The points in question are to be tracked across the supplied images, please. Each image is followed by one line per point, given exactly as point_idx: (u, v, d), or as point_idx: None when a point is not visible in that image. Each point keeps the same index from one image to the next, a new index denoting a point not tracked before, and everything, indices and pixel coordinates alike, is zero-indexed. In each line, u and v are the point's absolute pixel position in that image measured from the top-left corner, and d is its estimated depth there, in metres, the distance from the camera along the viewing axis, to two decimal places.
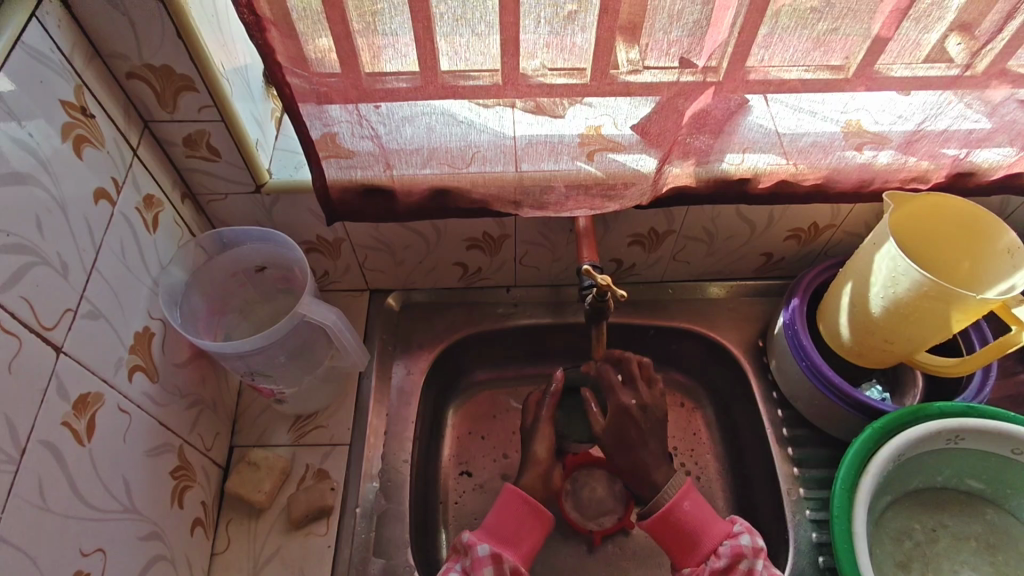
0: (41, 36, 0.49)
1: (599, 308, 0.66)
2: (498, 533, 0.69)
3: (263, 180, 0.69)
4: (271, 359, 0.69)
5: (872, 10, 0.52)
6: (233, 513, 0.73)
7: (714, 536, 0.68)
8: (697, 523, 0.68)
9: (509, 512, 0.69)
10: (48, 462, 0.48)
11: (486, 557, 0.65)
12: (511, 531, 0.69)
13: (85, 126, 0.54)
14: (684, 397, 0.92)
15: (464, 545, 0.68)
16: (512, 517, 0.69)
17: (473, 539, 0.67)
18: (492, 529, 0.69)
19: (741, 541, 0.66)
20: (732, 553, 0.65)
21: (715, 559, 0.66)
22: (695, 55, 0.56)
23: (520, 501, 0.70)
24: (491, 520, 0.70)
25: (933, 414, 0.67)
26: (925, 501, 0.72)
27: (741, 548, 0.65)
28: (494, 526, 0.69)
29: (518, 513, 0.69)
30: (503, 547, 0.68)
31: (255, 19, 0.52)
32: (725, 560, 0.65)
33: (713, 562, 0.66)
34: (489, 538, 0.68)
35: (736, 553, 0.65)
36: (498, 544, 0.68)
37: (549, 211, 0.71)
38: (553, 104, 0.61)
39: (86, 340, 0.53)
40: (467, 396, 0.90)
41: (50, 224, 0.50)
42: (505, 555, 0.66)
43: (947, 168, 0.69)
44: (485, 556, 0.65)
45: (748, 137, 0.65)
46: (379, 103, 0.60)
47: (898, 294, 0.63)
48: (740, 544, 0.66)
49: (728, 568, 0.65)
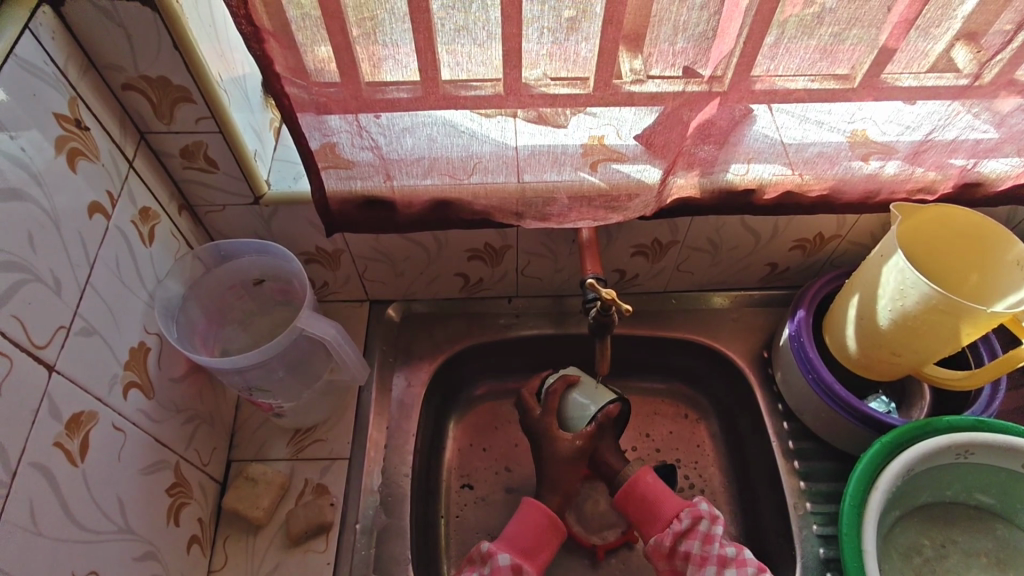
0: (34, 48, 0.48)
1: (603, 322, 0.65)
2: (517, 544, 0.68)
3: (262, 191, 0.68)
4: (270, 373, 0.68)
5: (880, 18, 0.51)
6: (230, 529, 0.72)
7: (674, 503, 0.69)
8: (657, 494, 0.70)
9: (527, 523, 0.69)
10: (39, 484, 0.47)
11: (507, 567, 0.65)
12: (530, 543, 0.68)
13: (79, 139, 0.53)
14: (687, 409, 0.91)
15: (482, 555, 0.67)
16: (530, 528, 0.69)
17: (494, 549, 0.66)
18: (511, 539, 0.68)
19: (699, 507, 0.68)
20: (692, 517, 0.67)
21: (677, 523, 0.67)
22: (700, 65, 0.55)
23: (541, 514, 0.69)
24: (510, 531, 0.69)
25: (942, 428, 0.66)
26: (934, 516, 0.71)
27: (700, 512, 0.68)
28: (514, 536, 0.69)
29: (536, 525, 0.69)
30: (522, 558, 0.67)
31: (253, 30, 0.51)
32: (686, 522, 0.67)
33: (674, 525, 0.67)
34: (509, 548, 0.67)
35: (695, 516, 0.67)
36: (517, 555, 0.67)
37: (552, 223, 0.70)
38: (555, 114, 0.59)
39: (78, 357, 0.52)
40: (468, 408, 0.89)
41: (43, 239, 0.49)
42: (525, 566, 0.66)
43: (955, 178, 0.68)
44: (506, 565, 0.65)
45: (754, 147, 0.64)
46: (379, 113, 0.59)
47: (906, 307, 0.62)
48: (699, 508, 0.68)
49: (687, 532, 0.67)
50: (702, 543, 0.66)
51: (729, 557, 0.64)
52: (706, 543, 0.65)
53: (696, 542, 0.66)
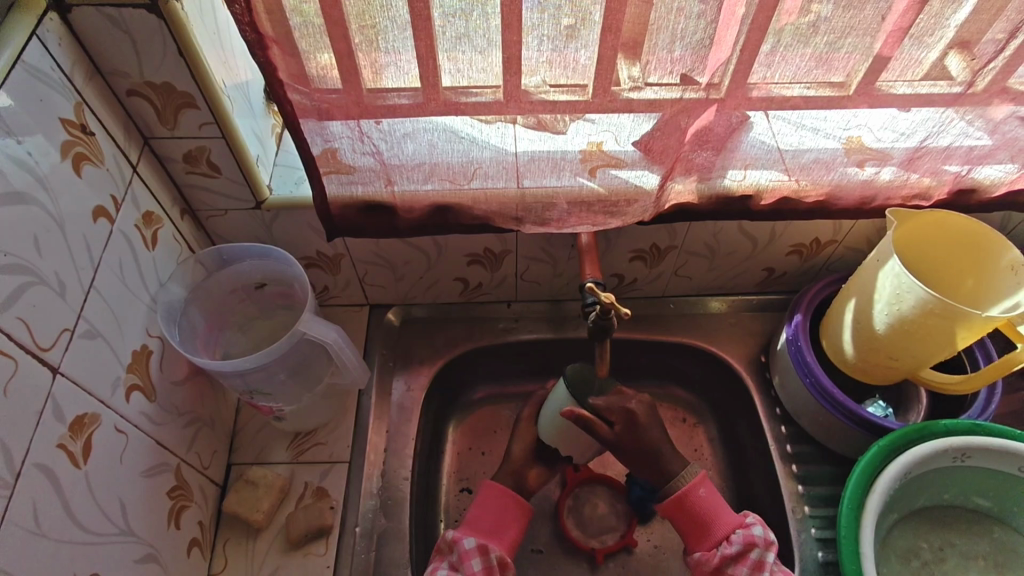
0: (42, 55, 0.49)
1: (603, 325, 0.64)
2: (481, 525, 0.69)
3: (263, 196, 0.69)
4: (271, 376, 0.69)
5: (875, 27, 0.52)
6: (231, 533, 0.72)
7: (727, 523, 0.68)
8: (711, 509, 0.69)
9: (489, 505, 0.70)
10: (42, 485, 0.47)
11: (473, 549, 0.66)
12: (493, 523, 0.69)
13: (85, 144, 0.54)
14: (685, 413, 0.91)
15: (447, 543, 0.67)
16: (492, 509, 0.70)
17: (458, 535, 0.67)
18: (474, 522, 0.69)
19: (753, 530, 0.67)
20: (744, 542, 0.66)
21: (726, 546, 0.67)
22: (697, 72, 0.56)
23: (499, 493, 0.71)
24: (472, 515, 0.70)
25: (939, 432, 0.67)
26: (932, 519, 0.72)
27: (753, 537, 0.66)
28: (475, 519, 0.69)
29: (499, 504, 0.70)
30: (488, 538, 0.68)
31: (257, 37, 0.52)
32: (737, 547, 0.66)
33: (724, 548, 0.67)
34: (472, 531, 0.68)
35: (748, 541, 0.66)
36: (483, 536, 0.68)
37: (551, 227, 0.71)
38: (554, 121, 0.60)
39: (82, 360, 0.52)
40: (467, 413, 0.90)
41: (49, 242, 0.49)
42: (490, 546, 0.67)
43: (949, 184, 0.69)
44: (472, 548, 0.66)
45: (751, 154, 0.65)
46: (380, 119, 0.59)
47: (902, 311, 0.63)
48: (752, 533, 0.67)
49: (738, 556, 0.66)
50: (752, 570, 0.65)
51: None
52: (756, 571, 0.65)
53: (745, 568, 0.65)
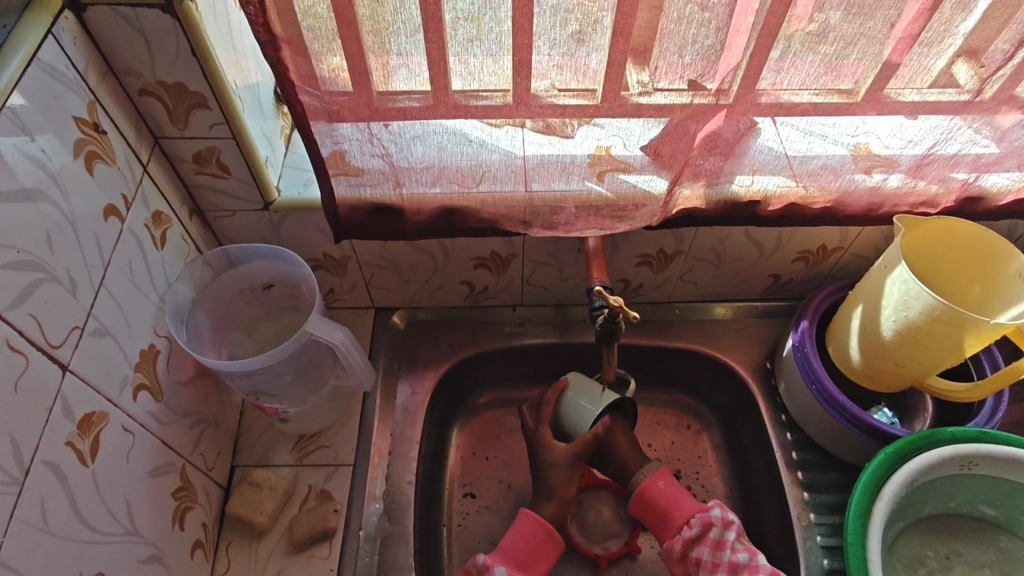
0: (57, 53, 0.49)
1: (610, 330, 0.64)
2: (513, 556, 0.67)
3: (272, 197, 0.69)
4: (277, 377, 0.69)
5: (885, 34, 0.52)
6: (233, 535, 0.71)
7: (686, 509, 0.68)
8: (671, 497, 0.69)
9: (524, 534, 0.68)
10: (51, 483, 0.47)
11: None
12: (526, 554, 0.68)
13: (97, 142, 0.54)
14: (690, 419, 0.91)
15: (479, 566, 0.66)
16: (525, 540, 0.68)
17: (489, 561, 0.66)
18: (507, 552, 0.68)
19: (711, 512, 0.67)
20: (703, 524, 0.66)
21: (687, 530, 0.67)
22: (707, 78, 0.56)
23: (537, 527, 0.69)
24: (507, 542, 0.69)
25: (946, 440, 0.67)
26: (938, 528, 0.71)
27: (712, 518, 0.66)
28: (509, 547, 0.68)
29: (535, 536, 0.68)
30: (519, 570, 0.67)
31: (268, 37, 0.52)
32: (697, 529, 0.66)
33: (685, 532, 0.67)
34: (505, 560, 0.67)
35: (706, 522, 0.66)
36: (514, 567, 0.67)
37: (559, 231, 0.71)
38: (563, 124, 0.60)
39: (91, 357, 0.52)
40: (471, 417, 0.89)
41: (60, 239, 0.49)
42: None
43: (957, 192, 0.69)
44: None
45: (758, 159, 0.65)
46: (390, 122, 0.59)
47: (910, 318, 0.63)
48: (710, 514, 0.67)
49: (699, 537, 0.66)
50: (713, 549, 0.65)
51: (741, 564, 0.64)
52: (717, 550, 0.65)
53: (707, 549, 0.65)
